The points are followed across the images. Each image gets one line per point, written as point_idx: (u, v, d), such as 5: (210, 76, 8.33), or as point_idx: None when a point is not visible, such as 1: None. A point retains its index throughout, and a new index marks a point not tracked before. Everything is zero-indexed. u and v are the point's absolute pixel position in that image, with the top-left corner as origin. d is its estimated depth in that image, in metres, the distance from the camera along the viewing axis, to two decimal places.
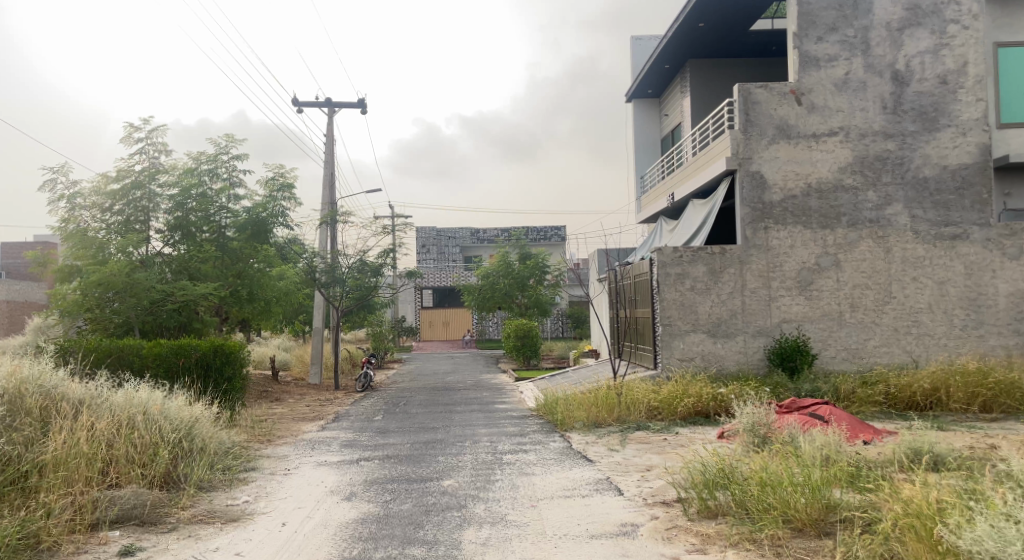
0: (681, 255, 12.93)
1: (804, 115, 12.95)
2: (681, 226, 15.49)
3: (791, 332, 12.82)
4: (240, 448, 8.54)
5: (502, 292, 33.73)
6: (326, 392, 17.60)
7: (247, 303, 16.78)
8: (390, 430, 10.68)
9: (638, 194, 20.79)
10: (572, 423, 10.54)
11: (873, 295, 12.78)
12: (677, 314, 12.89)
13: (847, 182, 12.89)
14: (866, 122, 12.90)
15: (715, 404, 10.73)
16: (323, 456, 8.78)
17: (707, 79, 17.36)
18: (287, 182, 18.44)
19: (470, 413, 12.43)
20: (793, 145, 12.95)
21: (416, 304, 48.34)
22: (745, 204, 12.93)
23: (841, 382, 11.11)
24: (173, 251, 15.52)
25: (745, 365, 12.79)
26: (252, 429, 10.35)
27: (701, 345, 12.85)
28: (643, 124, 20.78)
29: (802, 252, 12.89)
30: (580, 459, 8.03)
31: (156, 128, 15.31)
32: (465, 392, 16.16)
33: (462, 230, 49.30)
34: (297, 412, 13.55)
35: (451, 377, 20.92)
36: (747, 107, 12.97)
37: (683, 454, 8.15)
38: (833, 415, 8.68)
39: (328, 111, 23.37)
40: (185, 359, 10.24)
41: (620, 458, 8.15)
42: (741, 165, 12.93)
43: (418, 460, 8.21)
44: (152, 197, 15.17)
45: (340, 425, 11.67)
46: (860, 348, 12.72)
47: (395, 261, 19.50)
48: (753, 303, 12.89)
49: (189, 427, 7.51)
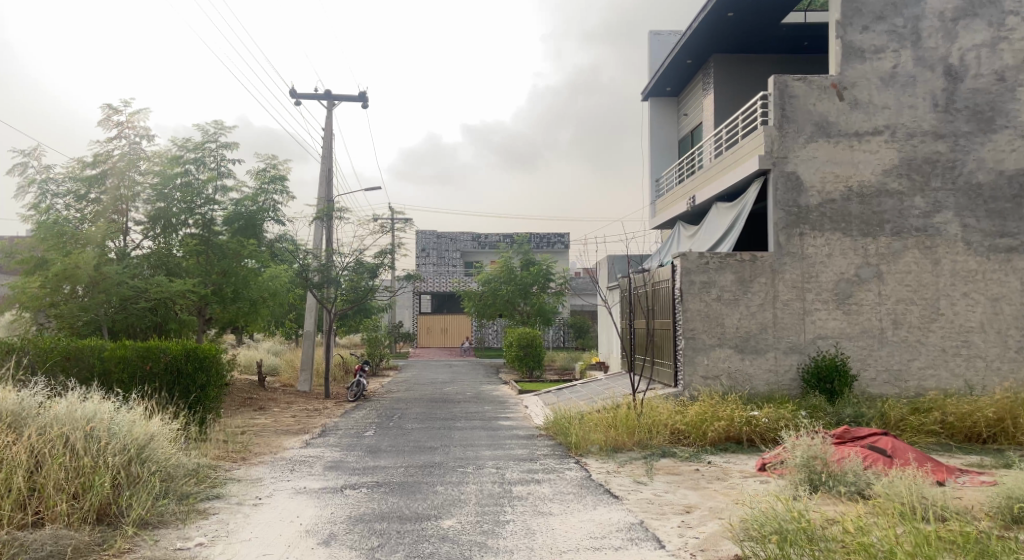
0: (707, 261, 11.76)
1: (846, 112, 11.82)
2: (703, 231, 14.35)
3: (827, 349, 11.61)
4: (205, 470, 7.27)
5: (504, 299, 32.51)
6: (315, 401, 16.33)
7: (232, 302, 15.58)
8: (382, 450, 9.43)
9: (653, 197, 19.63)
10: (587, 447, 9.31)
11: (919, 311, 11.60)
12: (702, 326, 11.70)
13: (892, 185, 11.73)
14: (915, 121, 11.76)
15: (748, 430, 9.50)
16: (302, 481, 7.54)
17: (733, 75, 16.25)
18: (279, 174, 17.22)
19: (472, 430, 11.18)
20: (833, 144, 11.79)
21: (415, 309, 47.14)
22: (779, 208, 11.74)
23: (889, 409, 9.92)
24: (152, 244, 14.34)
25: (777, 386, 11.58)
26: (225, 445, 9.10)
27: (728, 361, 11.65)
28: (660, 123, 19.68)
29: (840, 261, 11.72)
30: (604, 496, 6.79)
31: (138, 111, 14.17)
32: (465, 406, 14.91)
33: (463, 235, 48.18)
34: (281, 424, 12.32)
35: (450, 388, 19.68)
36: (784, 101, 11.83)
37: (726, 493, 6.95)
38: (900, 449, 7.36)
39: (328, 103, 22.31)
40: (152, 363, 9.04)
41: (651, 494, 6.93)
42: (776, 164, 11.77)
43: (411, 491, 6.97)
44: (131, 185, 13.96)
45: (327, 441, 10.41)
46: (904, 369, 11.52)
47: (393, 262, 18.27)
48: (786, 316, 11.69)
49: (140, 446, 6.26)
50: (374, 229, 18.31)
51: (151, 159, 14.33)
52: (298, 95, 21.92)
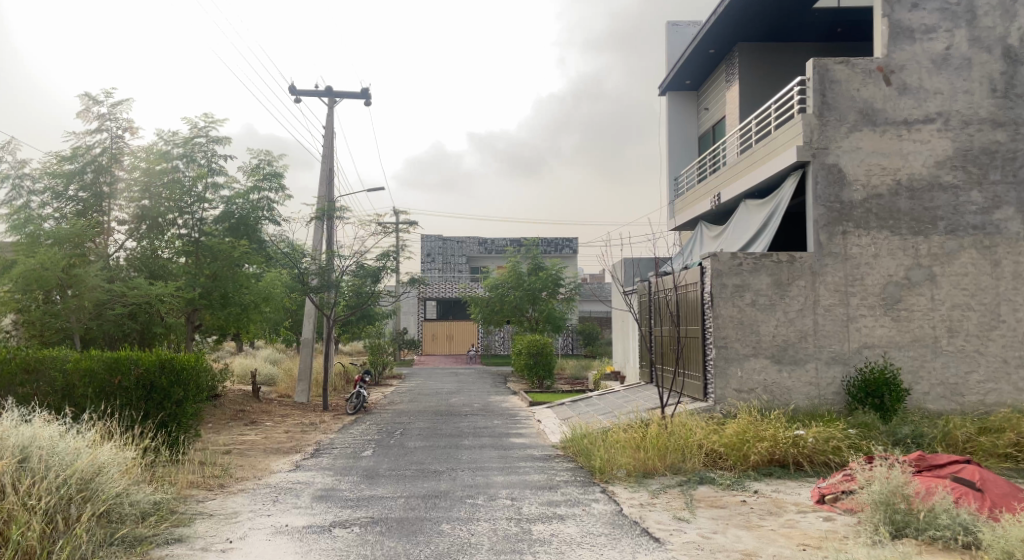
0: (740, 262, 10.65)
1: (894, 98, 10.73)
2: (730, 231, 13.25)
3: (875, 360, 10.47)
4: (168, 505, 6.15)
5: (512, 305, 31.43)
6: (312, 414, 15.24)
7: (221, 308, 14.32)
8: (380, 474, 8.33)
9: (671, 196, 18.53)
10: (613, 471, 8.19)
11: (977, 318, 10.46)
12: (734, 334, 10.58)
13: (946, 178, 10.62)
14: (971, 107, 10.67)
15: (795, 452, 8.33)
16: (285, 517, 6.41)
17: (760, 64, 15.18)
18: (274, 171, 16.18)
19: (481, 450, 10.06)
20: (879, 133, 10.70)
21: (419, 315, 46.09)
22: (819, 203, 10.64)
23: (953, 429, 8.82)
24: (136, 245, 13.33)
25: (819, 400, 10.42)
26: (202, 470, 7.98)
27: (764, 373, 10.51)
28: (679, 118, 18.61)
29: (888, 262, 10.58)
30: (643, 539, 5.65)
31: (119, 103, 13.15)
32: (473, 420, 13.80)
33: (469, 239, 47.15)
34: (272, 441, 11.23)
35: (456, 399, 18.52)
36: (825, 86, 10.74)
37: (787, 534, 5.82)
38: (992, 482, 6.18)
39: (328, 100, 21.39)
40: (122, 377, 7.99)
41: (697, 536, 5.80)
42: (816, 156, 10.67)
43: (410, 532, 5.87)
44: (113, 181, 12.96)
45: (319, 462, 9.29)
46: (962, 382, 10.38)
47: (396, 264, 17.21)
48: (828, 324, 10.55)
49: (83, 481, 5.18)
50: (375, 231, 17.24)
51: (137, 154, 13.28)
52: (298, 92, 21.00)
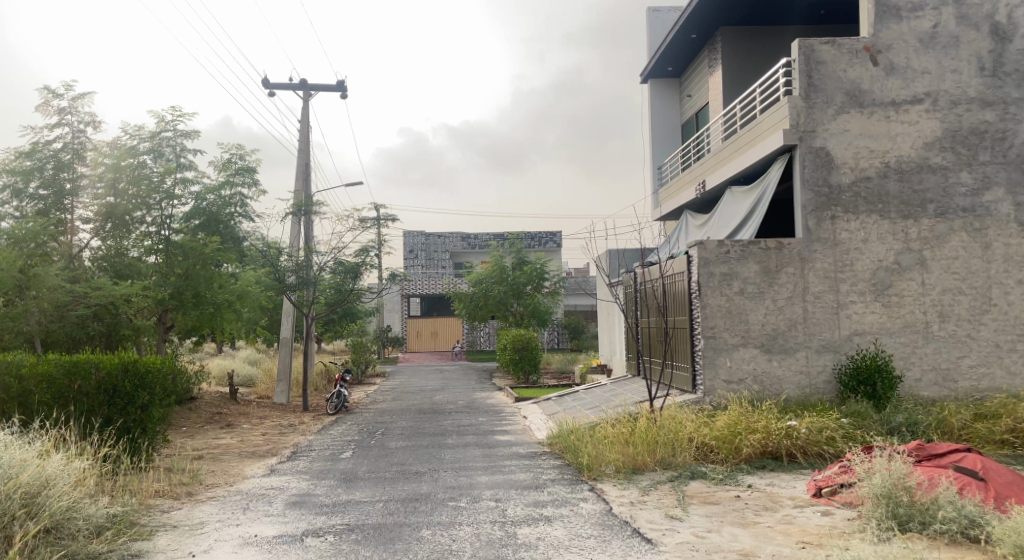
0: (728, 250, 10.37)
1: (881, 79, 10.49)
2: (716, 219, 12.96)
3: (866, 347, 10.24)
4: (128, 517, 5.75)
5: (496, 300, 31.07)
6: (291, 415, 14.81)
7: (192, 308, 13.75)
8: (358, 477, 7.95)
9: (655, 186, 18.24)
10: (602, 468, 7.87)
11: (969, 302, 10.27)
12: (723, 324, 10.30)
13: (935, 160, 10.40)
14: (959, 87, 10.46)
15: (788, 444, 8.06)
16: (254, 527, 6.01)
17: (744, 48, 14.91)
18: (247, 166, 15.68)
19: (465, 449, 9.70)
20: (866, 115, 10.45)
21: (403, 312, 45.60)
22: (807, 187, 10.38)
23: (948, 416, 8.62)
24: (101, 244, 12.86)
25: (810, 389, 10.18)
26: (169, 478, 7.56)
27: (753, 363, 10.25)
28: (662, 106, 18.33)
29: (878, 247, 10.35)
30: (635, 541, 5.33)
31: (80, 96, 12.63)
32: (457, 417, 13.43)
33: (452, 235, 46.68)
34: (248, 444, 10.81)
35: (441, 396, 18.14)
36: (810, 67, 10.47)
37: (786, 531, 5.52)
38: (994, 470, 5.93)
39: (304, 93, 20.87)
40: (81, 382, 7.53)
41: (691, 536, 5.49)
42: (802, 139, 10.41)
43: (388, 539, 5.50)
44: (76, 176, 12.54)
45: (295, 466, 8.89)
46: (954, 368, 10.18)
47: (375, 260, 16.77)
48: (819, 311, 10.30)
49: (27, 496, 4.79)
50: (353, 226, 16.79)
51: (100, 149, 12.83)
52: (271, 85, 20.48)
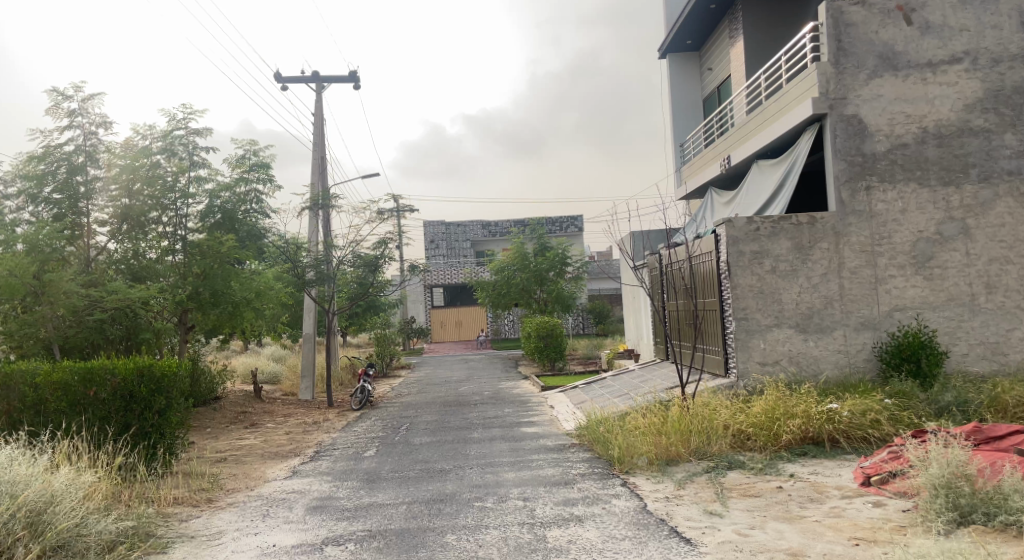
0: (758, 227, 9.89)
1: (916, 39, 9.91)
2: (743, 195, 12.44)
3: (909, 323, 9.73)
4: (143, 529, 5.55)
5: (519, 287, 30.72)
6: (315, 411, 14.66)
7: (212, 308, 13.63)
8: (382, 478, 7.70)
9: (677, 164, 17.71)
10: (634, 460, 7.53)
11: (1017, 271, 9.70)
12: (755, 305, 9.85)
13: (977, 122, 9.81)
14: (1001, 43, 9.83)
15: (830, 429, 7.64)
16: (274, 536, 5.77)
17: (766, 15, 14.29)
18: (261, 161, 15.46)
19: (491, 443, 9.41)
20: (901, 78, 9.88)
21: (427, 303, 45.50)
22: (840, 158, 9.85)
23: (1001, 393, 8.12)
24: (117, 247, 12.74)
25: (849, 369, 9.72)
26: (188, 483, 7.38)
27: (788, 344, 9.80)
28: (681, 81, 17.75)
29: (917, 217, 9.80)
30: (673, 542, 4.97)
31: (90, 97, 12.46)
32: (482, 409, 13.16)
33: (472, 223, 46.37)
34: (271, 445, 10.62)
35: (467, 388, 17.91)
36: (839, 30, 9.91)
37: (836, 526, 5.13)
38: None
39: (316, 86, 20.63)
40: (96, 389, 7.37)
41: (733, 534, 5.12)
42: (833, 107, 9.87)
43: (411, 547, 5.21)
44: (90, 179, 12.32)
45: (318, 467, 8.66)
46: (1003, 342, 9.65)
47: (394, 251, 16.51)
48: (856, 287, 9.80)
49: (32, 514, 4.61)
50: (371, 218, 16.53)
51: (113, 150, 12.70)
52: (283, 79, 20.25)
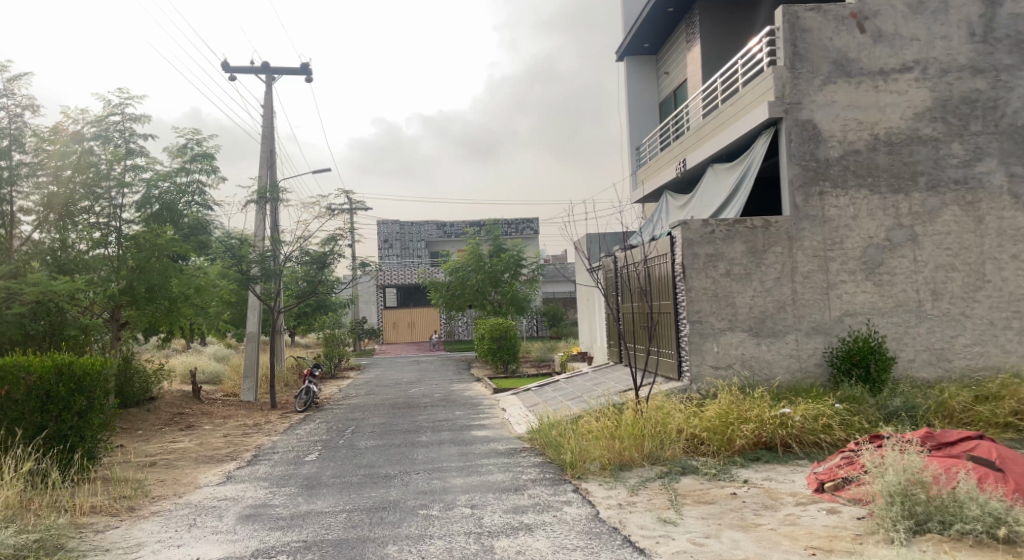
0: (713, 230, 9.82)
1: (868, 47, 10.01)
2: (698, 198, 12.41)
3: (858, 328, 9.80)
4: (53, 542, 5.07)
5: (474, 289, 30.41)
6: (258, 413, 14.07)
7: (147, 303, 12.97)
8: (323, 484, 7.30)
9: (633, 167, 17.68)
10: (586, 465, 7.32)
11: (962, 279, 9.86)
12: (709, 307, 9.79)
13: (926, 131, 9.96)
14: (949, 54, 10.00)
15: (783, 433, 7.57)
16: (199, 548, 5.33)
17: (723, 20, 14.33)
18: (204, 152, 14.81)
19: (440, 447, 9.09)
20: (854, 85, 9.96)
21: (379, 304, 44.76)
22: (795, 162, 9.86)
23: (948, 399, 8.20)
24: (42, 237, 11.74)
25: (800, 374, 9.72)
26: (108, 491, 6.85)
27: (741, 348, 9.76)
28: (638, 83, 17.74)
29: (868, 223, 9.89)
30: (626, 553, 4.75)
31: (17, 77, 11.68)
32: (432, 412, 12.81)
33: (428, 224, 45.84)
34: (207, 448, 10.07)
35: (417, 390, 17.51)
36: (795, 35, 9.93)
37: (792, 534, 4.99)
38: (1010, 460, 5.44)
39: (266, 77, 19.96)
40: (8, 389, 6.78)
41: (688, 543, 4.93)
42: (788, 112, 9.88)
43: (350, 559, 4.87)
44: (15, 164, 11.20)
45: (255, 472, 8.20)
46: (947, 348, 9.79)
47: (344, 249, 16.02)
48: (808, 292, 9.83)
49: None
50: (321, 214, 16.01)
51: (41, 134, 11.74)
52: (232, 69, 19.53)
